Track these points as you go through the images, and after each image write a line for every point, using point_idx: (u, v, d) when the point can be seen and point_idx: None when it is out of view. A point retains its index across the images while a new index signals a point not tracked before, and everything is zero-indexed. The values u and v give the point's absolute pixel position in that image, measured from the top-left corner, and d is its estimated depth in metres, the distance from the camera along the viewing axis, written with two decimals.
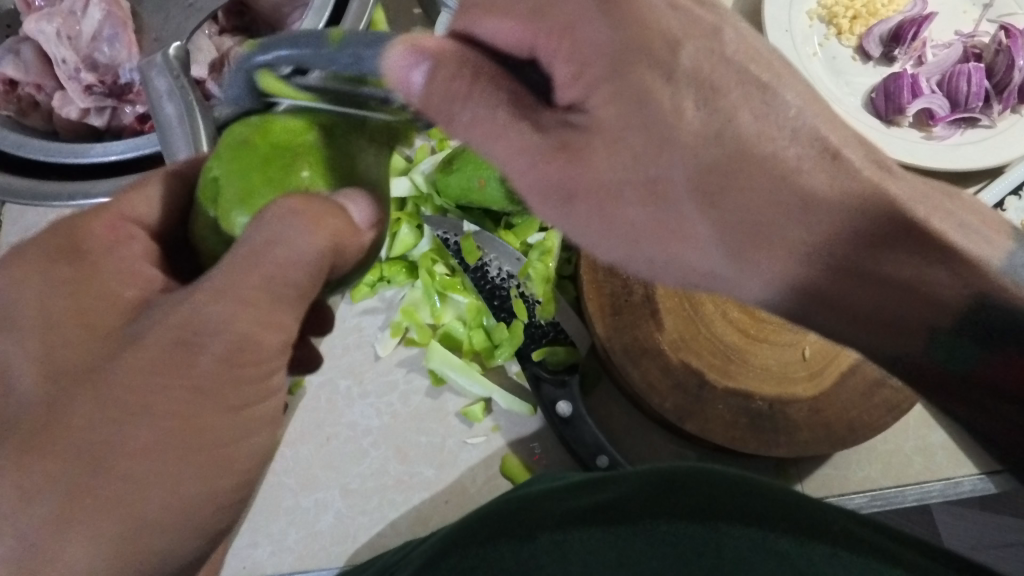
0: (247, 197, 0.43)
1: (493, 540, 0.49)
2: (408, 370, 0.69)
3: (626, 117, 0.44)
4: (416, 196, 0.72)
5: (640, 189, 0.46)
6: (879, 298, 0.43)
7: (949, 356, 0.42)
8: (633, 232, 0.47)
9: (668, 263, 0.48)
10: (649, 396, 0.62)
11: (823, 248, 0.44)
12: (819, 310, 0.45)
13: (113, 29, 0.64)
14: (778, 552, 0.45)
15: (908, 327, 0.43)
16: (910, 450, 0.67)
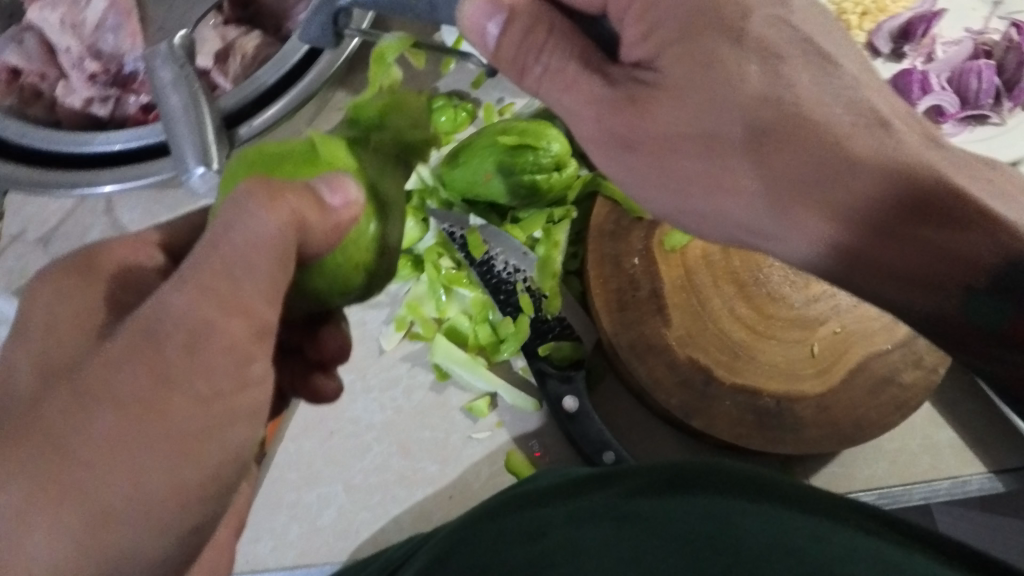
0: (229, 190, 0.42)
1: (503, 537, 0.49)
2: (412, 365, 0.69)
3: (692, 72, 0.49)
4: (421, 189, 0.71)
5: (697, 142, 0.50)
6: (920, 259, 0.45)
7: (978, 315, 0.44)
8: (683, 183, 0.51)
9: (715, 216, 0.51)
10: (656, 392, 0.62)
11: (872, 207, 0.46)
12: (859, 274, 0.47)
13: (118, 18, 0.64)
14: (789, 545, 0.44)
15: (942, 282, 0.44)
16: (917, 448, 0.67)
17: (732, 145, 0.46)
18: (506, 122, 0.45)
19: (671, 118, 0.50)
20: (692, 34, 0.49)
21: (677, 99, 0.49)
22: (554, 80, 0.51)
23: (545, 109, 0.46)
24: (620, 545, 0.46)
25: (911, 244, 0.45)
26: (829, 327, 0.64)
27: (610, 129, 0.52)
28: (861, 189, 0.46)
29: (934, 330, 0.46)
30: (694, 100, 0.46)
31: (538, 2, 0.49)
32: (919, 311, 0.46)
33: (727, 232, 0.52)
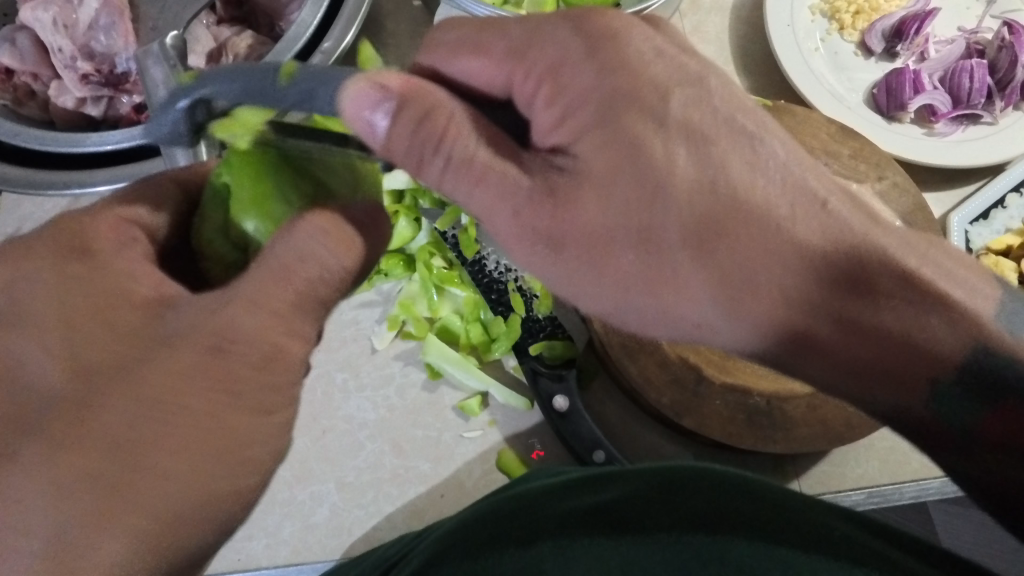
0: (252, 202, 0.44)
1: (491, 542, 0.48)
2: (404, 364, 0.69)
3: (616, 161, 0.40)
4: (415, 188, 0.71)
5: (633, 236, 0.41)
6: (874, 354, 0.40)
7: (952, 414, 0.38)
8: (626, 281, 0.42)
9: (661, 317, 0.44)
10: (647, 391, 0.62)
11: (817, 300, 0.40)
12: (808, 359, 0.41)
13: (110, 18, 0.64)
14: (781, 560, 0.43)
15: (906, 378, 0.39)
16: (907, 448, 0.68)
17: (707, 192, 0.41)
18: (445, 152, 0.38)
19: (598, 211, 0.41)
20: (616, 104, 0.41)
21: (606, 188, 0.41)
22: (457, 177, 0.40)
23: (491, 131, 0.41)
24: (609, 557, 0.46)
25: (852, 328, 0.40)
26: None
27: (531, 224, 0.41)
28: (792, 273, 0.40)
29: (908, 429, 0.40)
30: (641, 133, 0.40)
31: (429, 84, 0.43)
32: (897, 410, 0.40)
33: (678, 331, 0.44)
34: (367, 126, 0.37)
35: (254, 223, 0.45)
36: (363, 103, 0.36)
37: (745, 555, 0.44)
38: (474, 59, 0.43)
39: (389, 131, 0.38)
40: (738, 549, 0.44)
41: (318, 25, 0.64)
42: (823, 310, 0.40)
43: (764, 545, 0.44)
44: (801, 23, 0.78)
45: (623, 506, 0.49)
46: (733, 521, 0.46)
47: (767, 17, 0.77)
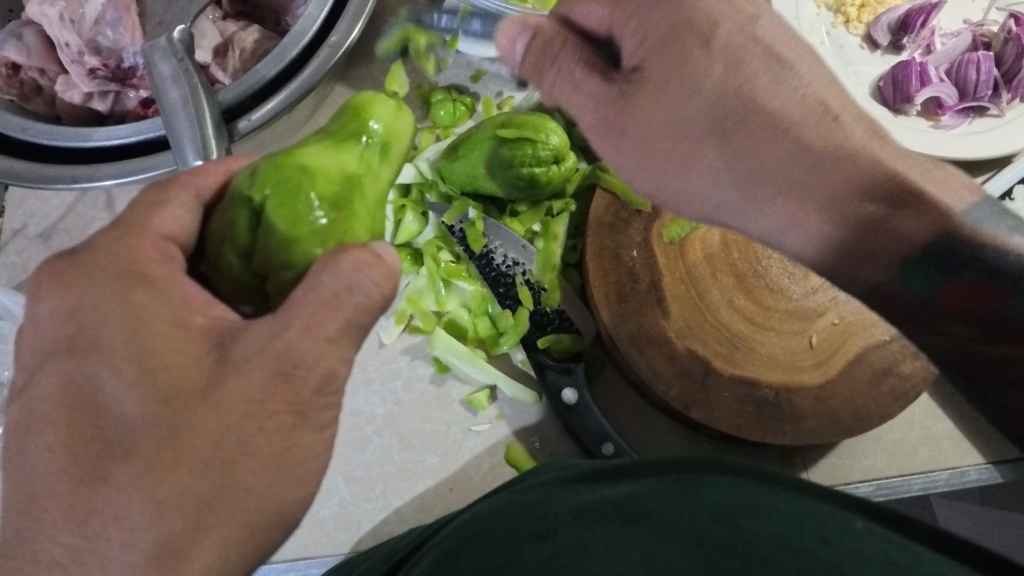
0: (286, 245, 0.43)
1: (507, 539, 0.46)
2: (412, 358, 0.69)
3: (670, 69, 0.52)
4: (421, 182, 0.72)
5: (706, 127, 0.53)
6: (885, 242, 0.47)
7: (919, 285, 0.45)
8: (650, 146, 0.55)
9: (684, 191, 0.56)
10: (655, 383, 0.62)
11: (848, 207, 0.49)
12: (859, 266, 0.49)
13: (117, 12, 0.64)
14: (808, 553, 0.42)
15: (879, 254, 0.47)
16: (916, 440, 0.67)
17: (733, 96, 0.52)
18: (559, 66, 0.56)
19: (655, 110, 0.54)
20: (675, 38, 0.52)
21: (667, 96, 0.53)
22: (562, 83, 0.56)
23: (592, 60, 0.56)
24: (630, 548, 0.44)
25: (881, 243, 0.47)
26: (827, 318, 0.64)
27: (604, 120, 0.56)
28: (838, 179, 0.49)
29: (891, 310, 0.47)
30: (695, 59, 0.52)
31: (563, 31, 0.56)
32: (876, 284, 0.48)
33: (699, 207, 0.56)
34: (512, 45, 0.58)
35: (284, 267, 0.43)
36: (513, 33, 0.57)
37: (772, 548, 0.42)
38: (594, 6, 0.54)
39: (524, 53, 0.57)
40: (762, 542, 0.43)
41: (324, 20, 0.64)
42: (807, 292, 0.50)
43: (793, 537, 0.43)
44: (806, 16, 0.78)
45: (642, 499, 0.47)
46: (759, 515, 0.44)
47: (772, 10, 0.77)
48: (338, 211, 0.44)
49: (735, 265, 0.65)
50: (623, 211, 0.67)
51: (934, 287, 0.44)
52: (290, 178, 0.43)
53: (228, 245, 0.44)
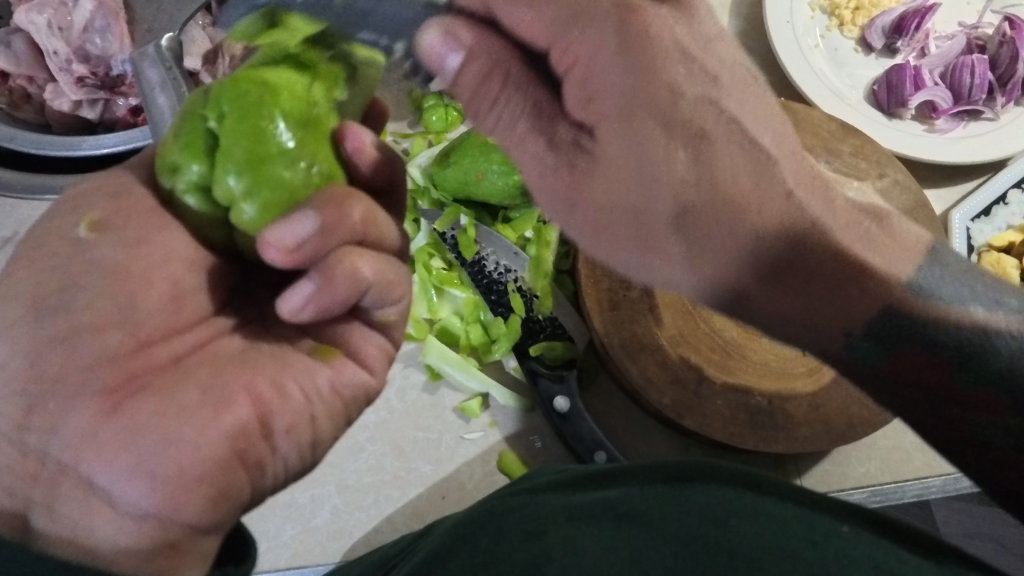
0: (238, 159, 0.38)
1: (500, 538, 0.45)
2: (404, 366, 0.69)
3: None
4: (414, 189, 0.72)
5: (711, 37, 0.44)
6: (804, 305, 0.44)
7: (863, 357, 0.44)
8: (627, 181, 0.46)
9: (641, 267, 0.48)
10: (647, 392, 0.62)
11: (785, 304, 0.45)
12: (751, 310, 0.47)
13: (105, 20, 0.63)
14: (789, 553, 0.43)
15: (828, 329, 0.45)
16: (910, 446, 0.68)
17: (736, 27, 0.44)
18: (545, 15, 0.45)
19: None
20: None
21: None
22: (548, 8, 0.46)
23: None
24: (619, 550, 0.44)
25: (798, 288, 0.44)
26: None
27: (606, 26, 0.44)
28: (817, 296, 0.44)
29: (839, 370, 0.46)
30: None
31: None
32: (824, 352, 0.46)
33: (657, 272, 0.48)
34: None
35: (235, 179, 0.38)
36: None
37: (754, 548, 0.43)
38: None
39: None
40: (744, 540, 0.44)
41: None
42: (774, 285, 0.45)
43: (765, 533, 0.44)
44: (800, 19, 0.78)
45: (635, 500, 0.47)
46: (744, 512, 0.45)
47: (767, 12, 0.77)
48: (304, 129, 0.39)
49: None
50: None
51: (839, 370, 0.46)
52: (244, 91, 0.38)
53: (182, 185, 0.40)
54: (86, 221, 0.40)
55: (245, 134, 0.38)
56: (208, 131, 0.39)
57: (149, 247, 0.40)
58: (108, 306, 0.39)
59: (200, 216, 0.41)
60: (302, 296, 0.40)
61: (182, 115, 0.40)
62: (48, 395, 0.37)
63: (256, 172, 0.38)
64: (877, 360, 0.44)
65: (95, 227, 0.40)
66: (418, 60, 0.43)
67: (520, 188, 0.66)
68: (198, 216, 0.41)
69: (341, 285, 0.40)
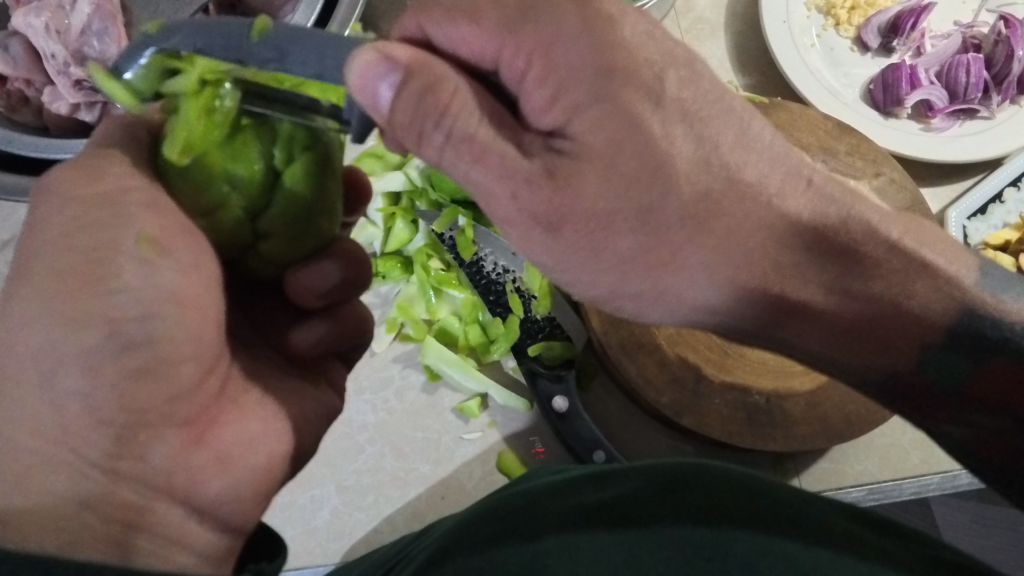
0: (303, 202, 0.40)
1: (497, 540, 0.46)
2: (403, 366, 0.69)
3: None
4: (411, 190, 0.72)
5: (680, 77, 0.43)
6: (858, 312, 0.44)
7: (941, 373, 0.44)
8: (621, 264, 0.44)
9: (656, 296, 0.45)
10: (646, 391, 0.62)
11: (836, 313, 0.45)
12: (790, 321, 0.46)
13: (103, 23, 0.64)
14: (781, 553, 0.44)
15: (889, 343, 0.44)
16: (906, 444, 0.69)
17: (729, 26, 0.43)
18: None
19: None
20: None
21: None
22: None
23: None
24: (613, 554, 0.44)
25: (860, 293, 0.44)
26: None
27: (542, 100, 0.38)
28: (875, 293, 0.44)
29: (895, 393, 0.46)
30: None
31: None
32: (887, 373, 0.45)
33: (668, 308, 0.46)
34: None
35: (296, 219, 0.41)
36: None
37: (748, 551, 0.44)
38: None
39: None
40: (740, 545, 0.44)
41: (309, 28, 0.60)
42: (835, 293, 0.45)
43: (761, 538, 0.45)
44: (796, 19, 0.78)
45: (633, 504, 0.47)
46: (741, 518, 0.46)
47: (763, 13, 0.77)
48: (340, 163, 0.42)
49: None
50: None
51: (889, 386, 0.46)
52: (305, 134, 0.39)
53: (223, 209, 0.40)
54: (139, 240, 0.39)
55: (295, 151, 0.39)
56: (264, 167, 0.39)
57: (190, 273, 0.41)
58: (184, 336, 0.41)
59: (227, 237, 0.41)
60: (312, 333, 0.55)
61: (229, 134, 0.38)
62: (135, 427, 0.39)
63: (308, 217, 0.41)
64: (938, 378, 0.44)
65: (151, 246, 0.40)
66: (355, 106, 0.37)
67: None
68: (220, 238, 0.41)
69: (349, 323, 0.57)
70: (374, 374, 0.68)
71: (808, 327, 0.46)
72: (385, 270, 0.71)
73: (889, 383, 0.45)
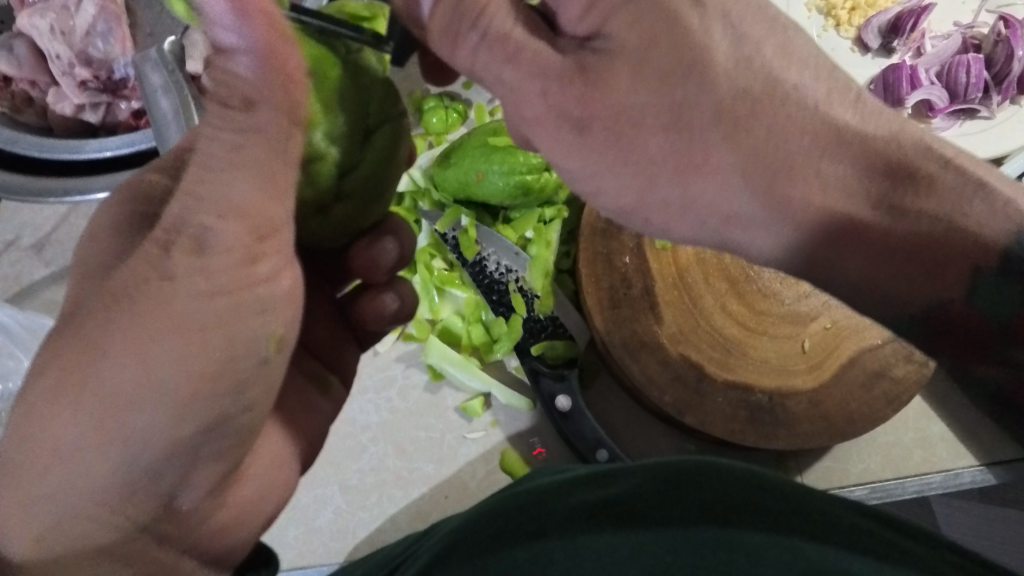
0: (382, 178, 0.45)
1: (504, 540, 0.48)
2: (406, 366, 0.69)
3: None
4: (414, 190, 0.72)
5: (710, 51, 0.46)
6: (914, 241, 0.42)
7: (993, 304, 0.39)
8: (651, 165, 0.45)
9: (690, 203, 0.46)
10: (648, 389, 0.62)
11: (885, 227, 0.43)
12: (844, 254, 0.44)
13: (107, 24, 0.65)
14: (791, 549, 0.47)
15: (945, 263, 0.41)
16: (910, 442, 0.68)
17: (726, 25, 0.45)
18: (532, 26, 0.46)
19: None
20: None
21: None
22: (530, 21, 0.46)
23: None
24: (617, 549, 0.47)
25: (899, 208, 0.43)
26: (820, 322, 0.64)
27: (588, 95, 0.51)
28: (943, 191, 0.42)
29: (950, 326, 0.41)
30: None
31: None
32: (936, 303, 0.41)
33: (704, 218, 0.46)
34: None
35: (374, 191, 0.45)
36: None
37: (754, 546, 0.47)
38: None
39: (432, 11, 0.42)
40: (745, 539, 0.47)
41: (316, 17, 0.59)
42: (882, 207, 0.43)
43: (768, 533, 0.48)
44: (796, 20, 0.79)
45: (636, 502, 0.50)
46: (741, 512, 0.49)
47: None
48: None
49: (729, 270, 0.65)
50: None
51: (918, 324, 0.43)
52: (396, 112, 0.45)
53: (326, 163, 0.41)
54: (270, 340, 0.40)
55: (375, 107, 0.43)
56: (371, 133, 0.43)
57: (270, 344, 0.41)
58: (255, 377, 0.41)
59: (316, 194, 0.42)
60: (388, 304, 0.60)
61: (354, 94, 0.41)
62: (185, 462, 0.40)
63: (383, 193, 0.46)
64: (983, 308, 0.40)
65: (277, 344, 0.41)
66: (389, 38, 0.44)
67: (520, 188, 0.66)
68: (311, 196, 0.42)
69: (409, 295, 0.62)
70: (377, 374, 0.69)
71: (841, 234, 0.44)
72: None
73: (936, 316, 0.42)
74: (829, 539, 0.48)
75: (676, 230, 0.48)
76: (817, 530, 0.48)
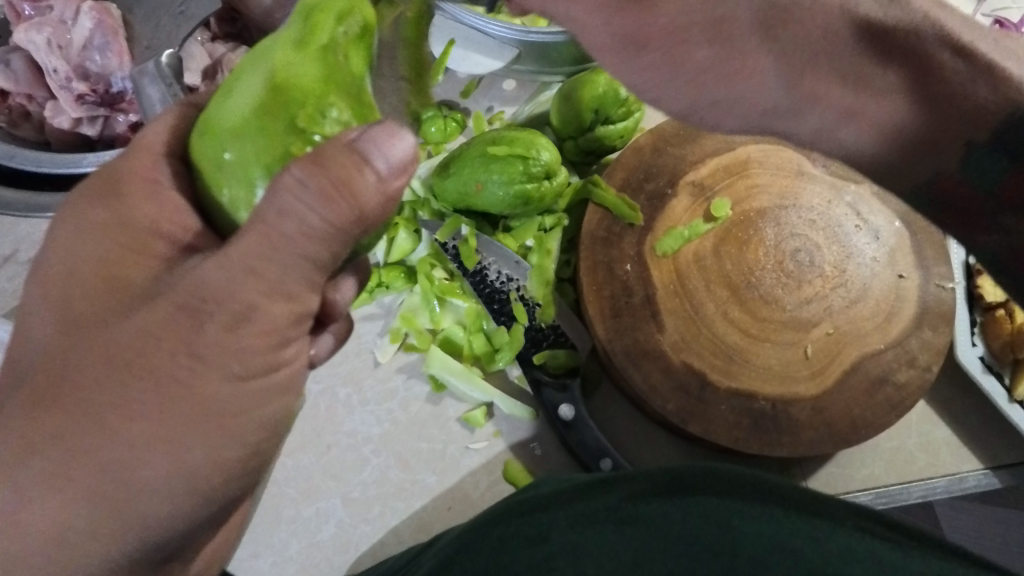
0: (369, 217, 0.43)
1: (507, 541, 0.50)
2: (407, 377, 0.69)
3: None
4: (413, 201, 0.72)
5: (706, 26, 0.55)
6: (931, 115, 0.46)
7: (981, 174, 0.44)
8: (699, 72, 0.57)
9: (728, 101, 0.57)
10: (652, 398, 0.62)
11: (920, 124, 0.47)
12: (910, 152, 0.49)
13: (104, 38, 0.64)
14: (785, 547, 0.49)
15: (945, 145, 0.46)
16: (913, 447, 0.68)
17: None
18: None
19: None
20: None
21: None
22: None
23: None
24: (621, 553, 0.50)
25: (916, 86, 0.47)
26: (821, 328, 0.64)
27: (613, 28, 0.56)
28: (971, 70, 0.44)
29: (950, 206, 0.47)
30: None
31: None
32: (944, 177, 0.47)
33: (746, 114, 0.57)
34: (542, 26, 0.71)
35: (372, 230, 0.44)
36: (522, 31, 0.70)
37: (750, 543, 0.49)
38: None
39: None
40: (745, 535, 0.50)
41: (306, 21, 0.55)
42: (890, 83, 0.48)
43: (763, 529, 0.50)
44: None
45: (639, 504, 0.52)
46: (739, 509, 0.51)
47: None
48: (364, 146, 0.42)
49: (729, 276, 0.65)
50: (615, 225, 0.67)
51: (932, 201, 0.48)
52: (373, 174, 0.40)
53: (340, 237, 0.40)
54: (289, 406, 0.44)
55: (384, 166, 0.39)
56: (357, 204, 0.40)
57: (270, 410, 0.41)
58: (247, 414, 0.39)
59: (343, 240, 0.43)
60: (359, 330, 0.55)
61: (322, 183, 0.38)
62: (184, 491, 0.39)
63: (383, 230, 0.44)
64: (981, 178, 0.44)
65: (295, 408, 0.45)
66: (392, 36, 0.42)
67: (520, 198, 0.66)
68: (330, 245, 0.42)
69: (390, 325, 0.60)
70: (378, 387, 0.69)
71: (897, 139, 0.49)
72: (388, 280, 0.71)
73: (934, 186, 0.48)
74: (830, 537, 0.49)
75: (722, 120, 0.59)
76: (814, 532, 0.50)
